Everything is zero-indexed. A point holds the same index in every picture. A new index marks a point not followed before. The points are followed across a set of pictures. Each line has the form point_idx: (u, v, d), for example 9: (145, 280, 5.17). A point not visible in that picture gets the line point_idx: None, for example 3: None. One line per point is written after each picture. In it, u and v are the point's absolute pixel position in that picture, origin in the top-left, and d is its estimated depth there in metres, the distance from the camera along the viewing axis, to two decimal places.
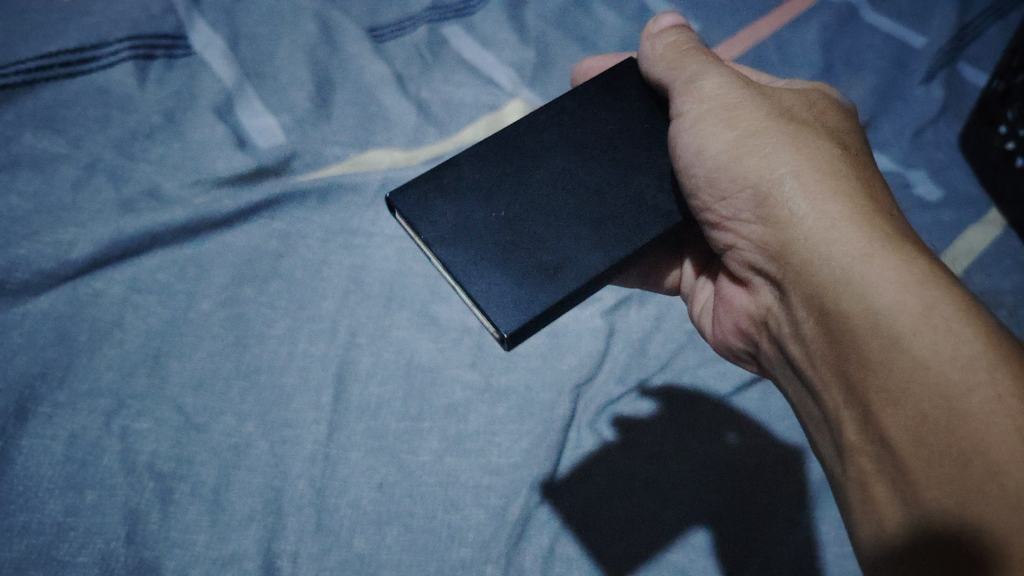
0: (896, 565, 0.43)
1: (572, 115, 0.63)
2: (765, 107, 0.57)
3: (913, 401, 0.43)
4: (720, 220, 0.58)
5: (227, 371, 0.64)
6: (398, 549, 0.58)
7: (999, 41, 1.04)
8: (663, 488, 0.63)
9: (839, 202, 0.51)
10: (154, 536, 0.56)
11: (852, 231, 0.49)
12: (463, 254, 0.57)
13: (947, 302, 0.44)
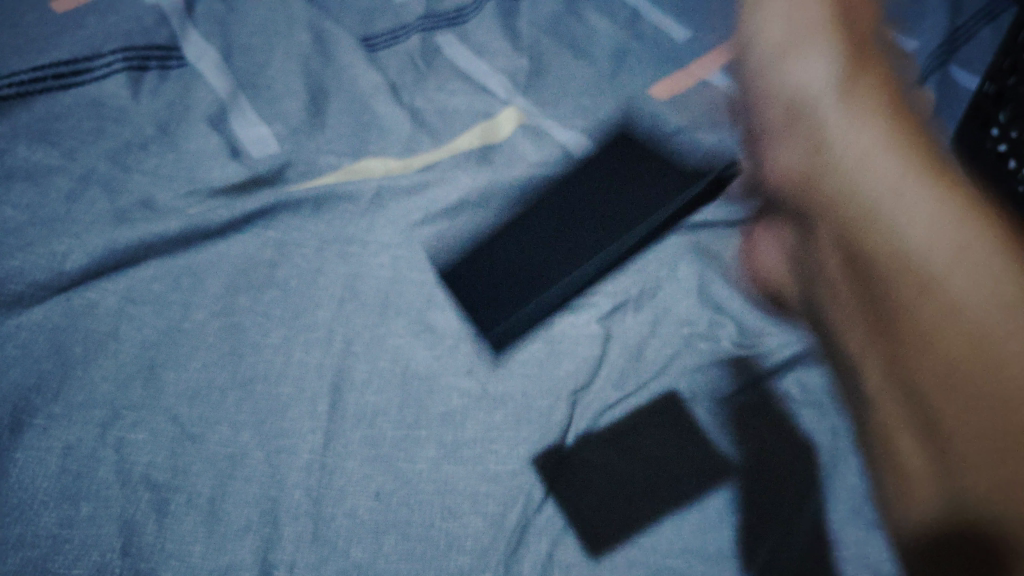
0: (935, 530, 0.54)
1: (571, 178, 0.85)
2: (844, 66, 0.79)
3: (838, 367, 0.68)
4: (770, 154, 0.81)
5: (222, 381, 0.64)
6: (395, 557, 0.57)
7: (993, 40, 1.05)
8: (661, 480, 0.63)
9: (895, 158, 0.68)
10: (150, 547, 0.55)
11: (909, 184, 0.66)
12: (468, 282, 0.75)
13: (995, 248, 0.59)
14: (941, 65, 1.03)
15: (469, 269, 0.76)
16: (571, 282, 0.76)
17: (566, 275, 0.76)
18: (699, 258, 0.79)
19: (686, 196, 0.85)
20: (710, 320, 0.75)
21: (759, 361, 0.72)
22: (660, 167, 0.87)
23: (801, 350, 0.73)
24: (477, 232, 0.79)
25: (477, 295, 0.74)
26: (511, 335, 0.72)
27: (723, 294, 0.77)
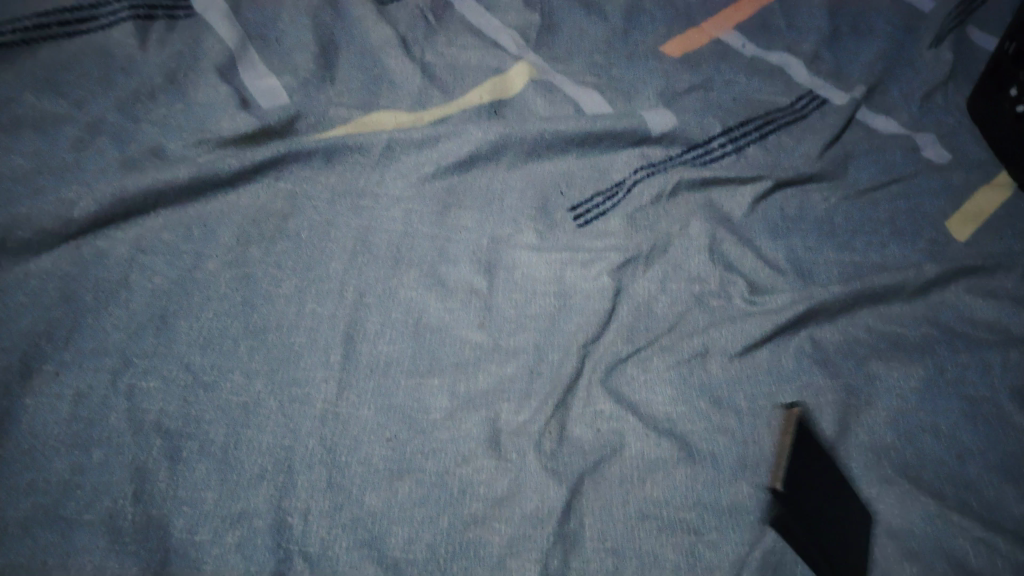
0: None
1: (658, 163, 0.84)
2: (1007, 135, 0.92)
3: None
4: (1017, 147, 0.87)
5: (235, 330, 0.63)
6: (410, 504, 0.56)
7: (994, 12, 1.08)
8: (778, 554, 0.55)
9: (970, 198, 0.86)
10: (163, 493, 0.53)
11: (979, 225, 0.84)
12: (490, 256, 0.73)
13: None
14: (952, 34, 1.03)
15: (481, 226, 0.75)
16: (580, 233, 0.77)
17: (578, 228, 0.77)
18: (708, 215, 0.79)
19: (695, 153, 0.86)
20: (720, 278, 0.74)
21: (775, 316, 0.70)
22: (684, 152, 0.86)
23: (816, 306, 0.71)
24: (489, 188, 0.78)
25: (489, 251, 0.73)
26: (521, 290, 0.71)
27: (733, 252, 0.76)
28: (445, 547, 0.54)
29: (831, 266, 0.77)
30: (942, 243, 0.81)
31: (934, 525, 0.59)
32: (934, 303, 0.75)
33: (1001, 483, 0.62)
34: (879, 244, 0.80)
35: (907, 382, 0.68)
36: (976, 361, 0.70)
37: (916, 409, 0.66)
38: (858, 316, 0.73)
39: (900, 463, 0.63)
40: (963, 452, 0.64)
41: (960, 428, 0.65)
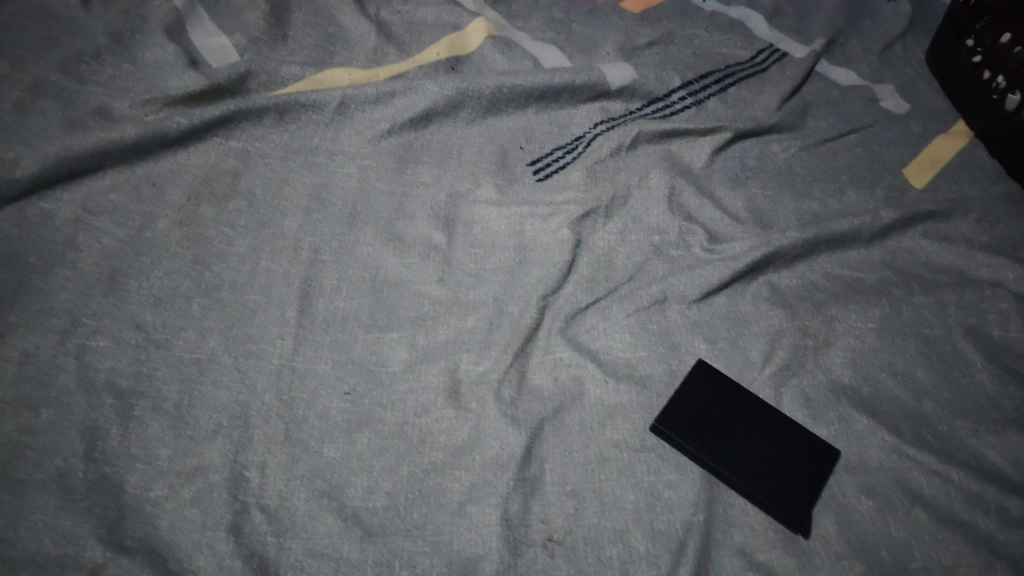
0: None
1: (618, 116, 0.83)
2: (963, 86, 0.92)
3: (976, 390, 0.66)
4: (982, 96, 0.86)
5: (188, 289, 0.62)
6: (370, 453, 0.55)
7: None
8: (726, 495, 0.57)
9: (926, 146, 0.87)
10: (115, 450, 0.52)
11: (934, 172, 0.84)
12: (448, 209, 0.72)
13: None
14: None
15: (438, 181, 0.74)
16: (540, 187, 0.76)
17: (538, 182, 0.76)
18: (668, 166, 0.79)
19: (655, 106, 0.85)
20: (679, 228, 0.74)
21: (733, 263, 0.70)
22: (644, 105, 0.85)
23: (773, 253, 0.72)
24: (447, 144, 0.77)
25: (446, 205, 0.72)
26: (480, 244, 0.70)
27: (692, 203, 0.76)
28: (405, 495, 0.54)
29: (790, 215, 0.78)
30: (899, 189, 0.82)
31: (890, 461, 0.60)
32: (892, 248, 0.76)
33: (954, 419, 0.64)
34: (838, 192, 0.81)
35: (864, 325, 0.69)
36: (932, 302, 0.71)
37: (873, 349, 0.67)
38: (817, 262, 0.73)
39: (857, 401, 0.64)
40: (918, 390, 0.65)
41: (916, 366, 0.67)
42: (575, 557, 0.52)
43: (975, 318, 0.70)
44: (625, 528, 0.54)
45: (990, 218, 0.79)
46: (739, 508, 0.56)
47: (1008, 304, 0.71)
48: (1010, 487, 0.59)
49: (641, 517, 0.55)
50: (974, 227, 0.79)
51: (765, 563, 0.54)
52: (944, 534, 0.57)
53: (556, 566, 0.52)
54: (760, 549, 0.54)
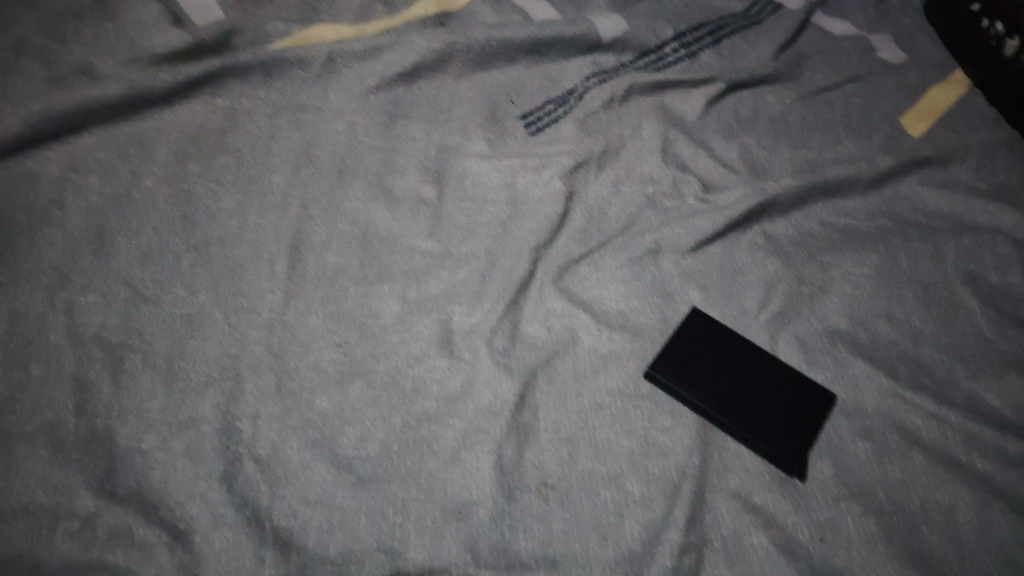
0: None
1: (610, 68, 0.82)
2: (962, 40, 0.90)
3: (972, 334, 0.65)
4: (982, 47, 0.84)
5: (176, 245, 0.62)
6: (362, 403, 0.55)
7: None
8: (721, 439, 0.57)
9: (925, 96, 0.85)
10: (106, 404, 0.52)
11: (931, 120, 0.83)
12: (437, 163, 0.71)
13: None
14: None
15: (428, 136, 0.73)
16: (532, 140, 0.75)
17: (529, 135, 0.75)
18: (661, 118, 0.78)
19: (647, 59, 0.84)
20: (673, 179, 0.73)
21: (727, 212, 0.70)
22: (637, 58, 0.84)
23: (766, 201, 0.71)
24: (436, 99, 0.76)
25: (437, 160, 0.71)
26: (472, 197, 0.69)
27: (686, 154, 0.75)
28: (399, 443, 0.53)
29: (785, 163, 0.77)
30: (897, 137, 0.81)
31: (885, 404, 0.60)
32: (889, 195, 0.75)
33: (952, 362, 0.63)
34: (834, 141, 0.80)
35: (860, 271, 0.68)
36: (929, 248, 0.70)
37: (870, 294, 0.67)
38: (812, 211, 0.73)
39: (853, 346, 0.63)
40: (915, 334, 0.64)
41: (913, 311, 0.66)
42: (570, 501, 0.52)
43: (974, 263, 0.70)
44: (620, 473, 0.54)
45: (988, 165, 0.78)
46: (734, 452, 0.56)
47: (1007, 249, 0.70)
48: (1007, 427, 0.59)
49: (635, 461, 0.54)
50: (973, 172, 0.77)
51: (760, 505, 0.53)
52: (941, 474, 0.56)
53: (550, 511, 0.51)
54: (755, 492, 0.54)
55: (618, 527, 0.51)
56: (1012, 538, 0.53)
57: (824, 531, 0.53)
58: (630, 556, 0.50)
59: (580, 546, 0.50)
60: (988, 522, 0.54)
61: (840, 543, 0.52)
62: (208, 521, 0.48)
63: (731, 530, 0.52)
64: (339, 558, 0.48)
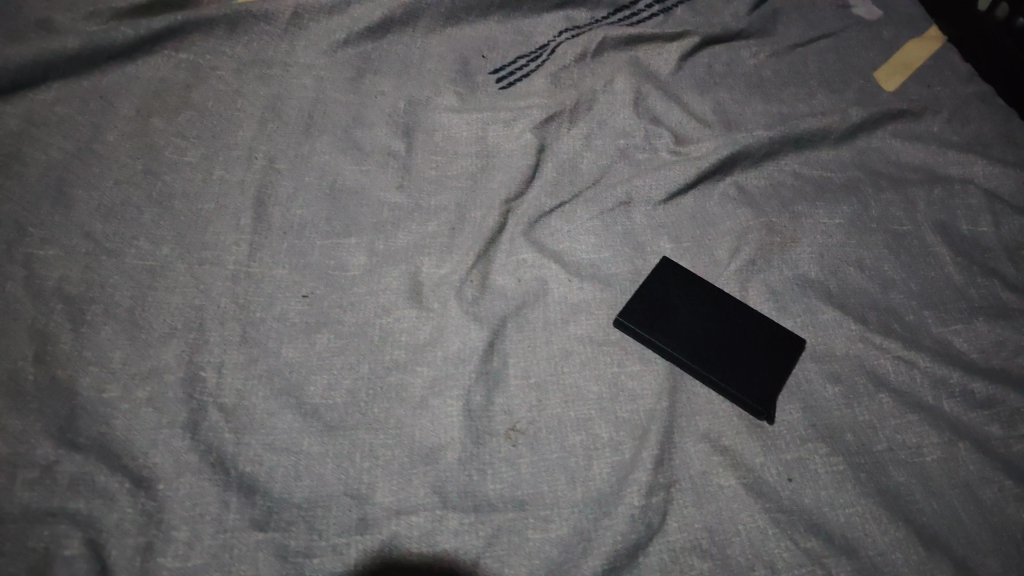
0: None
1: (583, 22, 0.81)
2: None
3: (945, 281, 0.64)
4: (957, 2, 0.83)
5: (139, 199, 0.61)
6: (329, 353, 0.55)
7: None
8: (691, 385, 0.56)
9: (904, 49, 0.83)
10: (66, 354, 0.52)
11: (908, 73, 0.81)
12: (407, 117, 0.70)
13: None
14: None
15: (397, 90, 0.72)
16: (503, 95, 0.74)
17: (500, 90, 0.74)
18: (634, 71, 0.77)
19: (621, 15, 0.82)
20: (645, 131, 0.73)
21: (699, 163, 0.70)
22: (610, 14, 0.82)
23: (737, 151, 0.71)
24: (405, 54, 0.75)
25: (406, 114, 0.70)
26: (441, 151, 0.69)
27: (658, 107, 0.75)
28: (367, 391, 0.53)
29: (759, 115, 0.76)
30: (871, 91, 0.79)
31: (856, 348, 0.59)
32: (861, 147, 0.75)
33: (921, 309, 0.63)
34: (808, 94, 0.79)
35: (832, 221, 0.68)
36: (901, 198, 0.70)
37: (840, 243, 0.66)
38: (784, 162, 0.72)
39: (824, 294, 0.63)
40: (886, 282, 0.64)
41: (884, 259, 0.66)
42: (538, 445, 0.52)
43: (945, 213, 0.69)
44: (589, 418, 0.54)
45: (960, 117, 0.77)
46: (703, 397, 0.56)
47: (977, 199, 0.70)
48: (975, 370, 0.58)
49: (604, 407, 0.54)
50: (947, 122, 0.77)
51: (729, 447, 0.53)
52: (907, 417, 0.55)
53: (519, 454, 0.51)
54: (725, 435, 0.54)
55: (586, 470, 0.51)
56: (977, 478, 0.52)
57: (792, 472, 0.52)
58: (598, 498, 0.50)
59: (548, 489, 0.50)
60: (954, 463, 0.53)
61: (810, 481, 0.52)
62: (173, 468, 0.48)
63: (700, 471, 0.52)
64: (305, 503, 0.48)
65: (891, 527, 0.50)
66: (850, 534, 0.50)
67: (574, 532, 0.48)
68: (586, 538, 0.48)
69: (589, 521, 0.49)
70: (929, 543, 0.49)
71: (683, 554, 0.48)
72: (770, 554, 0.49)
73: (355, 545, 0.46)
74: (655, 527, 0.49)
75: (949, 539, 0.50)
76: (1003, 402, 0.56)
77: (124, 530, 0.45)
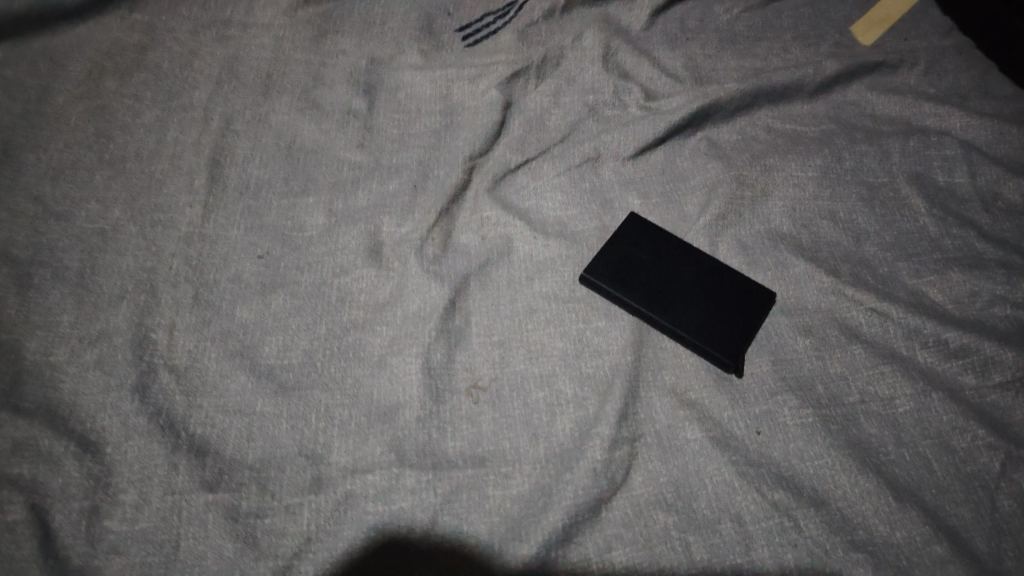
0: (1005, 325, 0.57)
1: None
2: None
3: (918, 231, 0.63)
4: None
5: (89, 161, 0.59)
6: (285, 314, 0.53)
7: None
8: (658, 339, 0.55)
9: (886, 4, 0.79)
10: (13, 319, 0.50)
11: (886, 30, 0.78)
12: (370, 76, 0.68)
13: None
14: None
15: (359, 49, 0.70)
16: (469, 52, 0.72)
17: (467, 47, 0.72)
18: (604, 25, 0.74)
19: None
20: (615, 86, 0.71)
21: (669, 116, 0.68)
22: None
23: (709, 105, 0.69)
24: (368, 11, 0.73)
25: (368, 72, 0.69)
26: (404, 109, 0.67)
27: (628, 63, 0.73)
28: (324, 351, 0.52)
29: (733, 67, 0.74)
30: (846, 46, 0.76)
31: (829, 299, 0.58)
32: (837, 100, 0.73)
33: (894, 260, 0.61)
34: (784, 45, 0.76)
35: (806, 174, 0.66)
36: (875, 150, 0.68)
37: (814, 195, 0.65)
38: (757, 117, 0.71)
39: (796, 246, 0.61)
40: (859, 234, 0.62)
41: (857, 212, 0.64)
42: (501, 402, 0.51)
43: (921, 165, 0.68)
44: (553, 373, 0.52)
45: (938, 68, 0.75)
46: (671, 352, 0.55)
47: (954, 149, 0.68)
48: (949, 321, 0.56)
49: (569, 362, 0.53)
50: (927, 71, 0.74)
51: (697, 401, 0.52)
52: (879, 368, 0.54)
53: (481, 412, 0.50)
54: (693, 388, 0.53)
55: (550, 426, 0.50)
56: (949, 428, 0.51)
57: (761, 424, 0.51)
58: (560, 454, 0.49)
59: (509, 445, 0.49)
60: (926, 414, 0.52)
61: (779, 433, 0.51)
62: (121, 431, 0.46)
63: (667, 425, 0.51)
64: (258, 464, 0.46)
65: (860, 477, 0.49)
66: (819, 486, 0.48)
67: (535, 488, 0.47)
68: (547, 493, 0.47)
69: (551, 476, 0.48)
70: (899, 493, 0.48)
71: (647, 508, 0.47)
72: (736, 507, 0.47)
73: (308, 506, 0.45)
74: (619, 482, 0.48)
75: (919, 488, 0.48)
76: (977, 350, 0.54)
77: (70, 494, 0.44)
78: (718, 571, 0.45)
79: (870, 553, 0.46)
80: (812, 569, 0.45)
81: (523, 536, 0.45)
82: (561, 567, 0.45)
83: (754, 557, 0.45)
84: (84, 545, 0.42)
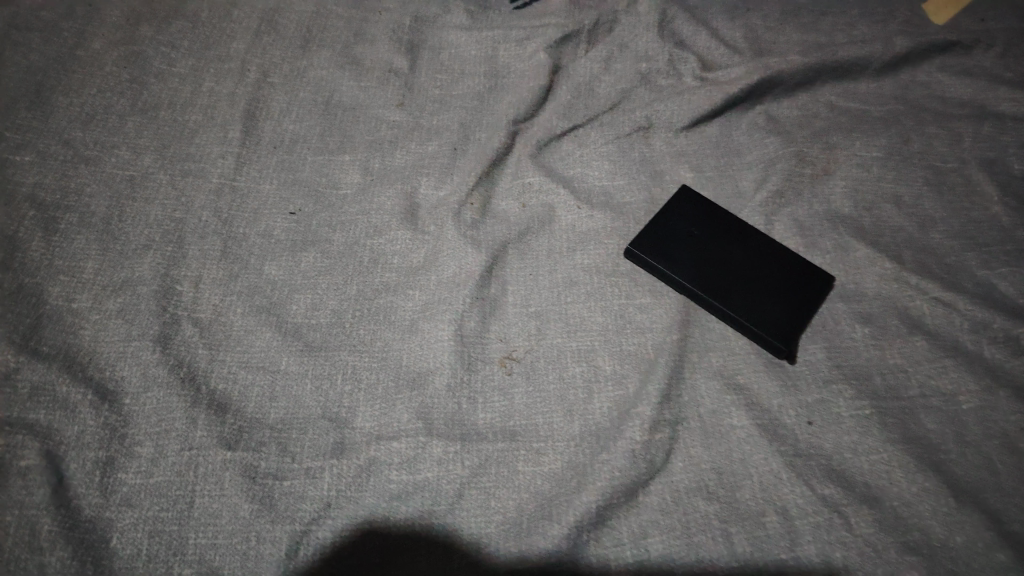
0: None
1: None
2: None
3: (990, 217, 0.58)
4: None
5: (122, 107, 0.57)
6: (314, 272, 0.51)
7: None
8: (704, 318, 0.52)
9: None
10: (36, 262, 0.49)
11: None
12: (413, 36, 0.66)
13: None
14: None
15: (403, 6, 0.67)
16: (517, 14, 0.69)
17: (514, 9, 0.69)
18: None
19: None
20: (669, 55, 0.67)
21: (725, 89, 0.64)
22: None
23: (771, 77, 0.65)
24: None
25: (411, 30, 0.66)
26: (448, 70, 0.64)
27: (685, 31, 0.69)
28: (352, 312, 0.49)
29: (795, 40, 0.69)
30: (917, 23, 0.70)
31: (890, 287, 0.54)
32: (908, 77, 0.68)
33: (963, 248, 0.56)
34: (853, 18, 0.71)
35: (870, 153, 0.62)
36: (946, 133, 0.63)
37: (878, 176, 0.60)
38: (820, 92, 0.66)
39: (857, 229, 0.57)
40: (927, 219, 0.58)
41: (923, 196, 0.59)
42: (535, 375, 0.48)
43: (997, 146, 0.62)
44: (591, 349, 0.50)
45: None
46: (718, 332, 0.51)
47: None
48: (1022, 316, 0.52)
49: (608, 338, 0.50)
50: (1013, 46, 0.68)
51: (745, 385, 0.49)
52: (944, 362, 0.50)
53: (513, 384, 0.48)
54: (740, 371, 0.49)
55: (586, 403, 0.47)
56: (1020, 429, 0.46)
57: (812, 414, 0.47)
58: (596, 432, 0.46)
59: (542, 420, 0.46)
60: (992, 413, 0.47)
61: (832, 424, 0.47)
62: (140, 382, 0.45)
63: (710, 410, 0.47)
64: (279, 425, 0.44)
65: (919, 476, 0.45)
66: (872, 482, 0.45)
67: (568, 466, 0.45)
68: (580, 473, 0.44)
69: (584, 456, 0.45)
70: (960, 494, 0.44)
71: (686, 495, 0.44)
72: (782, 499, 0.44)
73: (328, 471, 0.43)
74: (658, 465, 0.45)
75: (982, 491, 0.44)
76: None
77: (85, 442, 0.42)
78: (759, 565, 0.42)
79: (926, 557, 0.42)
80: (862, 570, 0.42)
81: (553, 515, 0.43)
82: (592, 552, 0.42)
83: (799, 553, 0.42)
84: (96, 496, 0.41)
